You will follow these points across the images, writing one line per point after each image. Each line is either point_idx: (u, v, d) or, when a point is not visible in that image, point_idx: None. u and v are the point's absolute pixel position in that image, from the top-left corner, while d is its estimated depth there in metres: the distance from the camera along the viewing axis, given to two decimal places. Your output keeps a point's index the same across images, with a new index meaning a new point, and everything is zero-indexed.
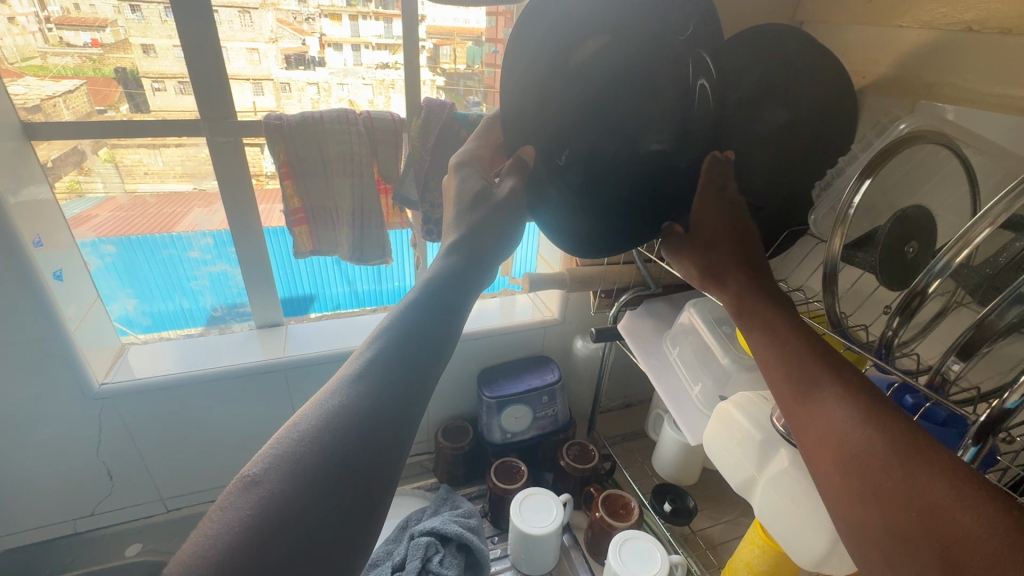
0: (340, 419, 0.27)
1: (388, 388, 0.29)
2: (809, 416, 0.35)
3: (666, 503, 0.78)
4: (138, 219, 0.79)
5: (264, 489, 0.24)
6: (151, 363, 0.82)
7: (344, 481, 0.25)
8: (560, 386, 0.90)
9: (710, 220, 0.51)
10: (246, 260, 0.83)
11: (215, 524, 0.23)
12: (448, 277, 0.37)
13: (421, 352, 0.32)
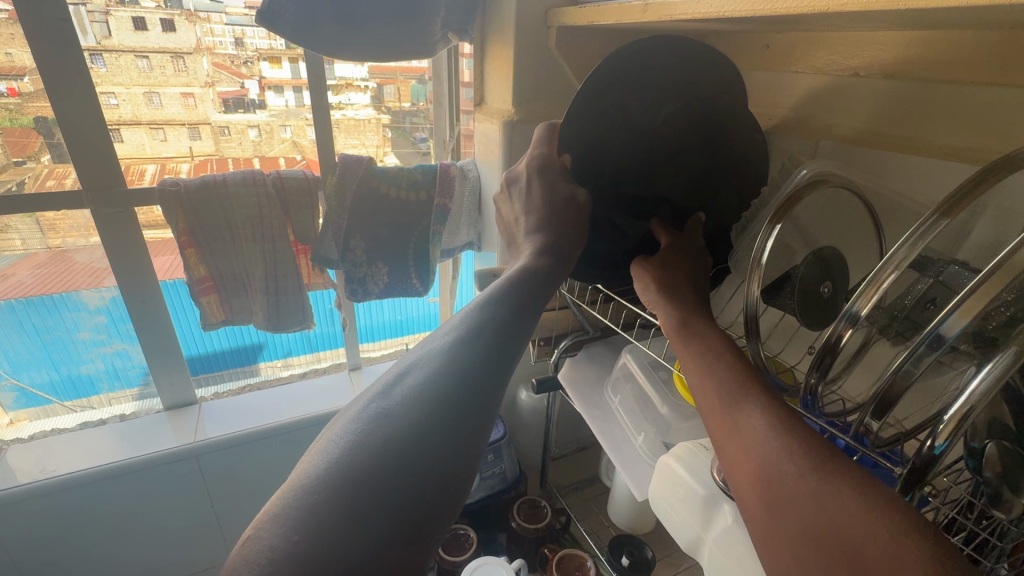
0: (437, 370, 0.34)
1: (490, 348, 0.36)
2: (730, 422, 0.35)
3: (623, 557, 0.75)
4: (57, 278, 0.71)
5: (395, 413, 0.31)
6: (36, 463, 0.73)
7: (455, 417, 0.32)
8: (505, 442, 0.86)
9: (668, 251, 0.53)
10: (148, 335, 0.76)
11: (361, 431, 0.30)
12: (527, 275, 0.44)
13: (505, 330, 0.38)
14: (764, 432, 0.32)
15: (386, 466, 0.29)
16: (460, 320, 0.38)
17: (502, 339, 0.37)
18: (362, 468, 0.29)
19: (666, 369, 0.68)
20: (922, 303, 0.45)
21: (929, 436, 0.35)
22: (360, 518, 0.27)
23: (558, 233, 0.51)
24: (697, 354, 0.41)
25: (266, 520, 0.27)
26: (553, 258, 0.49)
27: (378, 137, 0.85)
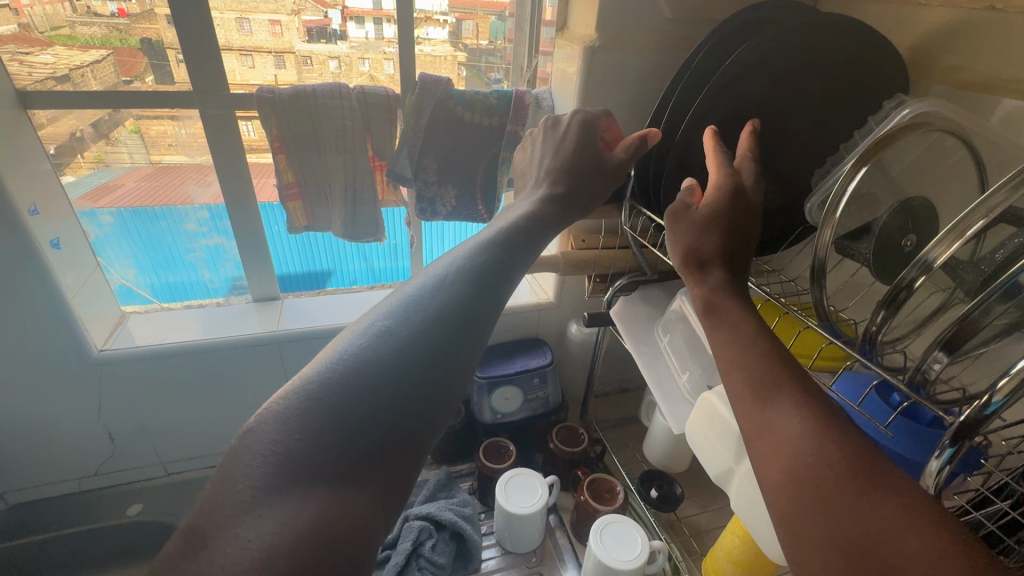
0: (438, 294, 0.38)
1: (479, 288, 0.39)
2: (767, 416, 0.35)
3: (653, 491, 0.80)
4: (161, 191, 0.78)
5: (389, 332, 0.35)
6: (152, 330, 0.78)
7: (443, 342, 0.35)
8: (552, 370, 0.88)
9: (712, 206, 0.46)
10: (245, 242, 0.82)
11: (359, 343, 0.34)
12: (523, 227, 0.46)
13: (505, 266, 0.42)
14: (798, 432, 0.33)
15: (380, 373, 0.33)
16: (456, 256, 0.41)
17: (497, 274, 0.41)
18: (359, 374, 0.32)
19: None
20: (1015, 259, 0.41)
21: (989, 388, 0.34)
22: (358, 423, 0.31)
23: (569, 194, 0.52)
24: (730, 340, 0.41)
25: (269, 418, 0.31)
26: (565, 206, 0.52)
27: (454, 75, 0.84)
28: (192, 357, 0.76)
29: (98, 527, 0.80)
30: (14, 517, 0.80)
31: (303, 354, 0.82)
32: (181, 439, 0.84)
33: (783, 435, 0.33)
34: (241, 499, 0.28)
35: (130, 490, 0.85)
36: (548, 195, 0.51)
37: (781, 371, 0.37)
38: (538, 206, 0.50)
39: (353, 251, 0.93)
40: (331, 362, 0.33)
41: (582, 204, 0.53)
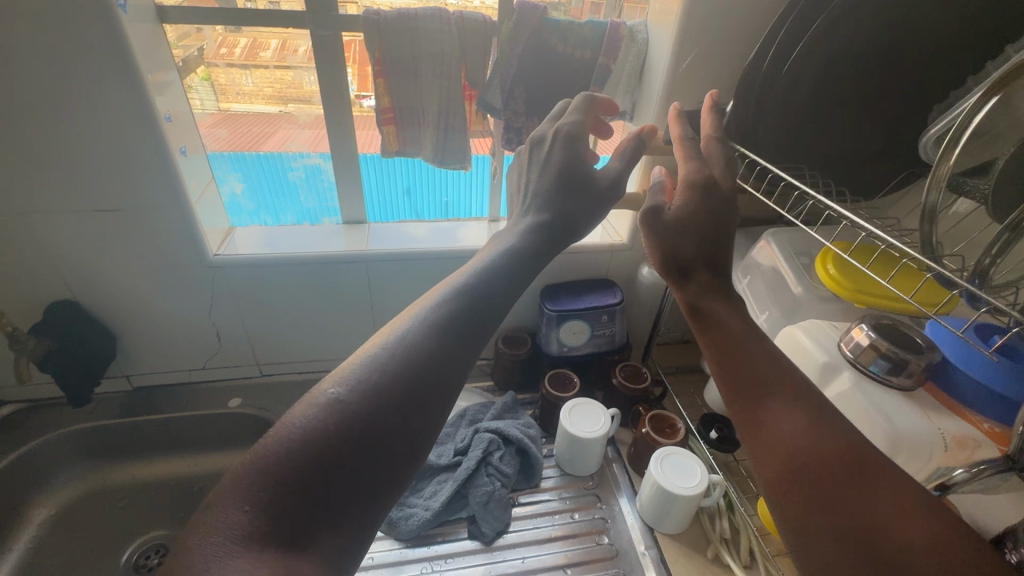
0: (402, 360, 0.37)
1: (451, 339, 0.40)
2: (761, 416, 0.40)
3: (713, 432, 0.82)
4: (242, 138, 0.82)
5: (358, 384, 0.35)
6: (257, 241, 0.85)
7: (411, 396, 0.36)
8: (620, 309, 0.90)
9: (687, 218, 0.47)
10: (342, 176, 0.86)
11: (326, 398, 0.34)
12: (501, 272, 0.46)
13: (470, 327, 0.41)
14: (793, 432, 0.38)
15: (346, 431, 0.33)
16: (430, 305, 0.41)
17: (461, 334, 0.41)
18: (326, 429, 0.33)
19: (809, 257, 0.66)
20: None
21: None
22: (319, 483, 0.31)
23: (554, 220, 0.53)
24: (719, 344, 0.43)
25: (230, 481, 0.31)
26: (548, 237, 0.52)
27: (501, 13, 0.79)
28: (290, 269, 0.83)
29: (207, 413, 0.91)
30: (137, 398, 0.92)
31: (386, 275, 0.88)
32: (276, 344, 0.93)
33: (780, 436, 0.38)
34: (195, 564, 0.28)
35: (231, 386, 0.96)
36: (533, 226, 0.52)
37: (765, 370, 0.42)
38: (520, 240, 0.51)
39: (403, 202, 0.95)
40: (299, 418, 0.33)
41: (566, 234, 0.54)
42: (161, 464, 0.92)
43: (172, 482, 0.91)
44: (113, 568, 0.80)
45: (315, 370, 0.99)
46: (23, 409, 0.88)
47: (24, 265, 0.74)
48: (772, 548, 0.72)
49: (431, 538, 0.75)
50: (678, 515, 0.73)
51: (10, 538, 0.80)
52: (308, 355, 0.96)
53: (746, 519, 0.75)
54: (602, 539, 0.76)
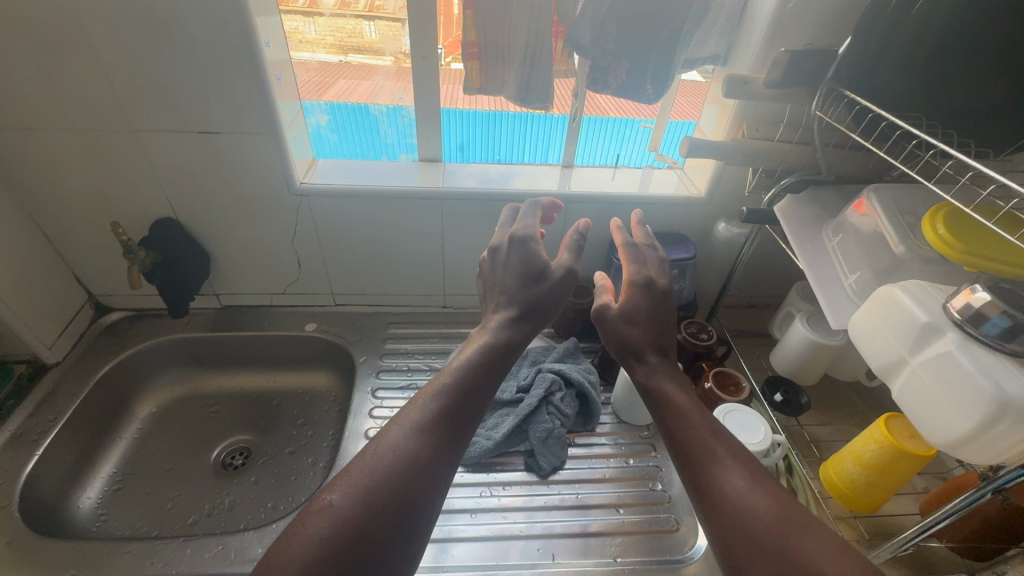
0: (400, 457, 0.45)
1: (456, 412, 0.49)
2: (705, 479, 0.47)
3: (778, 395, 0.81)
4: (331, 75, 0.86)
5: (391, 450, 0.45)
6: (338, 172, 0.88)
7: (429, 460, 0.46)
8: (692, 264, 0.88)
9: (638, 309, 0.58)
10: (423, 112, 0.86)
11: (366, 464, 0.44)
12: (499, 353, 0.55)
13: (454, 426, 0.49)
14: (737, 492, 0.44)
15: (381, 493, 0.42)
16: (445, 380, 0.51)
17: (450, 430, 0.48)
18: (365, 495, 0.42)
19: (915, 215, 0.62)
20: None
21: None
22: (359, 541, 0.40)
23: (535, 307, 0.58)
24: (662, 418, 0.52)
25: (289, 538, 0.40)
26: (528, 322, 0.58)
27: None
28: (369, 201, 0.86)
29: (287, 334, 0.98)
30: (226, 315, 1.00)
31: (459, 213, 0.89)
32: (351, 274, 0.97)
33: (728, 495, 0.44)
34: None
35: (308, 312, 1.02)
36: (511, 319, 0.57)
37: (702, 437, 0.49)
38: (498, 331, 0.56)
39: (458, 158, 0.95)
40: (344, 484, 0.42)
41: (541, 322, 0.59)
42: (245, 377, 1.01)
43: (254, 394, 0.99)
44: (205, 462, 0.89)
45: (385, 303, 1.03)
46: (129, 316, 0.98)
47: (134, 181, 0.80)
48: (831, 512, 0.71)
49: (492, 466, 0.79)
50: None
51: (121, 426, 0.90)
52: (380, 288, 1.01)
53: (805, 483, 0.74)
54: (656, 486, 0.78)
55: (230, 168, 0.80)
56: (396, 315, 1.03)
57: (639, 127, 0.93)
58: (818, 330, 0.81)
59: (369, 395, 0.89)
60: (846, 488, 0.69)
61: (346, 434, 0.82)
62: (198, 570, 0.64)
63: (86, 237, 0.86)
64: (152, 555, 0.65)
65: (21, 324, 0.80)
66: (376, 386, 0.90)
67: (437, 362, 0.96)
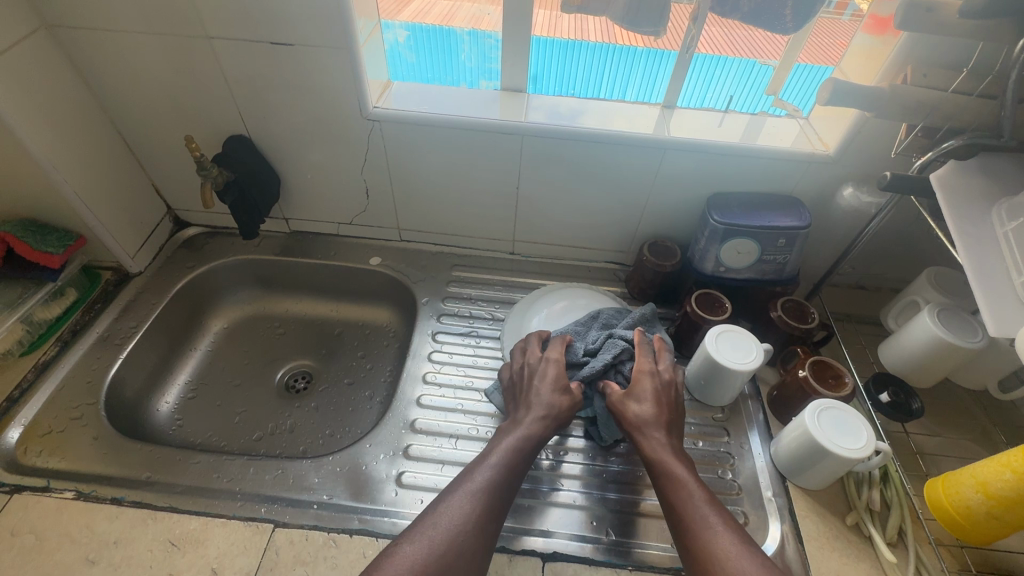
0: (461, 519, 0.53)
1: (508, 479, 0.59)
2: (700, 543, 0.52)
3: (885, 396, 0.72)
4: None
5: (455, 504, 0.55)
6: (414, 98, 0.81)
7: (487, 512, 0.55)
8: (804, 234, 0.75)
9: (643, 393, 0.65)
10: (511, 32, 0.75)
11: (434, 517, 0.53)
12: (541, 430, 0.64)
13: (504, 497, 0.58)
14: (725, 554, 0.50)
15: (448, 537, 0.52)
16: (495, 452, 0.61)
17: (500, 498, 0.57)
18: (436, 539, 0.51)
19: None
20: None
21: None
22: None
23: (559, 405, 0.66)
24: (664, 489, 0.58)
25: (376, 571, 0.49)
26: (559, 416, 0.66)
27: None
28: (444, 131, 0.79)
29: (352, 266, 0.96)
30: (294, 241, 0.99)
31: (540, 152, 0.80)
32: (418, 210, 0.93)
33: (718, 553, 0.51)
34: None
35: (373, 245, 0.99)
36: (542, 412, 0.65)
37: (698, 508, 0.55)
38: (530, 416, 0.65)
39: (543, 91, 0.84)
40: (417, 533, 0.52)
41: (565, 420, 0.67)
42: (310, 304, 1.01)
43: (318, 322, 1.00)
44: (271, 383, 0.92)
45: (451, 243, 0.99)
46: (204, 232, 0.99)
47: (209, 95, 0.77)
48: (932, 534, 0.63)
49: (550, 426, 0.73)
50: (821, 472, 0.66)
51: (195, 338, 0.93)
52: (447, 227, 0.96)
53: (902, 496, 0.66)
54: (725, 474, 0.71)
55: (303, 86, 0.75)
56: (461, 257, 0.99)
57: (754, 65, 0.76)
58: (951, 328, 0.67)
59: (428, 338, 0.86)
60: (956, 514, 0.59)
61: (404, 375, 0.80)
62: (260, 490, 0.66)
63: (164, 149, 0.86)
64: (218, 469, 0.67)
65: (105, 232, 0.82)
66: (436, 330, 0.87)
67: (499, 311, 0.91)
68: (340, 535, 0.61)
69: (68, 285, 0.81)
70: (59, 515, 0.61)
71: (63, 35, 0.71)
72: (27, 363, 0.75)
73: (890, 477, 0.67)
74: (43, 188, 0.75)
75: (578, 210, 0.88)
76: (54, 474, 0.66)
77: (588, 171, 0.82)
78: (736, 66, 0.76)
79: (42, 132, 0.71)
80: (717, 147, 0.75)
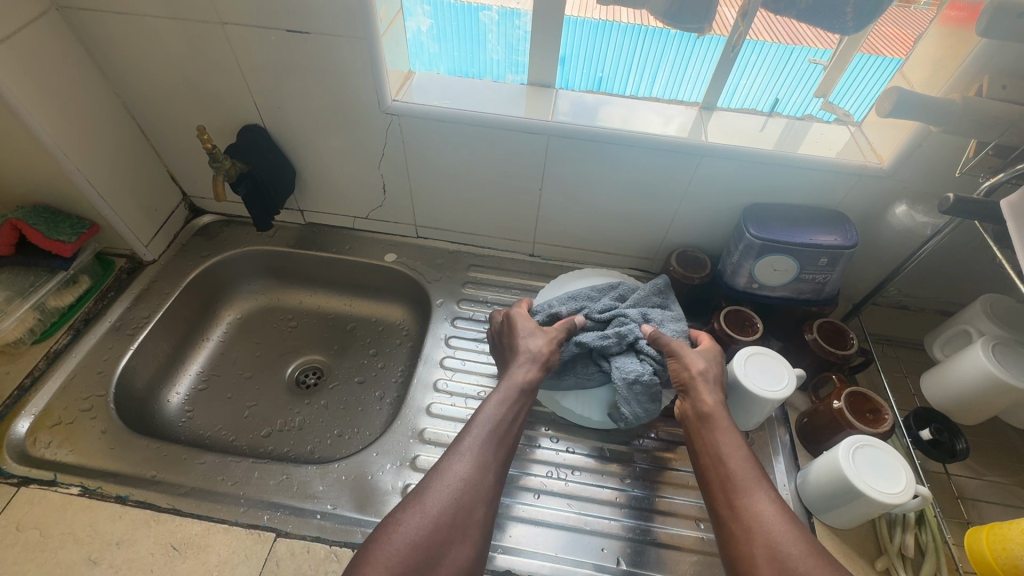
0: (456, 482, 0.55)
1: (497, 433, 0.59)
2: (739, 499, 0.54)
3: (927, 432, 0.67)
4: None
5: (447, 467, 0.56)
6: (435, 91, 0.77)
7: (480, 468, 0.56)
8: (849, 254, 0.70)
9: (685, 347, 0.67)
10: (540, 25, 0.70)
11: (428, 485, 0.55)
12: (531, 381, 0.65)
13: (500, 450, 0.59)
14: (766, 517, 0.51)
15: (444, 500, 0.53)
16: (483, 410, 0.61)
17: (496, 452, 0.58)
18: (432, 503, 0.53)
19: None
20: None
21: None
22: (433, 537, 0.51)
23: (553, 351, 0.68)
24: (710, 445, 0.59)
25: (375, 542, 0.51)
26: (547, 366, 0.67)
27: None
28: (466, 128, 0.74)
29: (366, 262, 0.93)
30: (309, 233, 0.97)
31: (567, 154, 0.75)
32: (436, 207, 0.89)
33: (756, 507, 0.52)
34: None
35: (389, 241, 0.96)
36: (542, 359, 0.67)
37: (742, 465, 0.56)
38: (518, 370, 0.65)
39: (575, 83, 0.78)
40: (412, 503, 0.53)
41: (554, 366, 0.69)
42: (323, 298, 0.99)
43: (331, 316, 0.98)
44: (282, 377, 0.90)
45: (469, 242, 0.95)
46: (219, 221, 0.97)
47: (223, 82, 0.75)
48: None
49: (557, 386, 0.72)
50: (851, 513, 0.61)
51: (207, 329, 0.92)
52: (465, 226, 0.92)
53: (938, 543, 0.61)
54: None
55: (319, 77, 0.72)
56: (479, 257, 0.95)
57: (806, 62, 0.69)
58: (1008, 365, 0.62)
59: (441, 343, 0.83)
60: (1000, 570, 0.55)
61: (415, 381, 0.78)
62: (264, 496, 0.64)
63: (178, 136, 0.84)
64: (223, 471, 0.66)
65: (118, 219, 0.81)
66: (450, 334, 0.84)
67: None
68: (342, 550, 0.59)
69: (81, 272, 0.80)
70: (65, 512, 0.61)
71: (73, 16, 0.69)
72: (39, 351, 0.75)
73: (927, 521, 0.62)
74: (55, 175, 0.73)
75: (603, 213, 0.84)
76: (61, 468, 0.65)
77: (615, 175, 0.77)
78: (775, 54, 0.68)
79: (53, 117, 0.69)
80: (758, 156, 0.69)
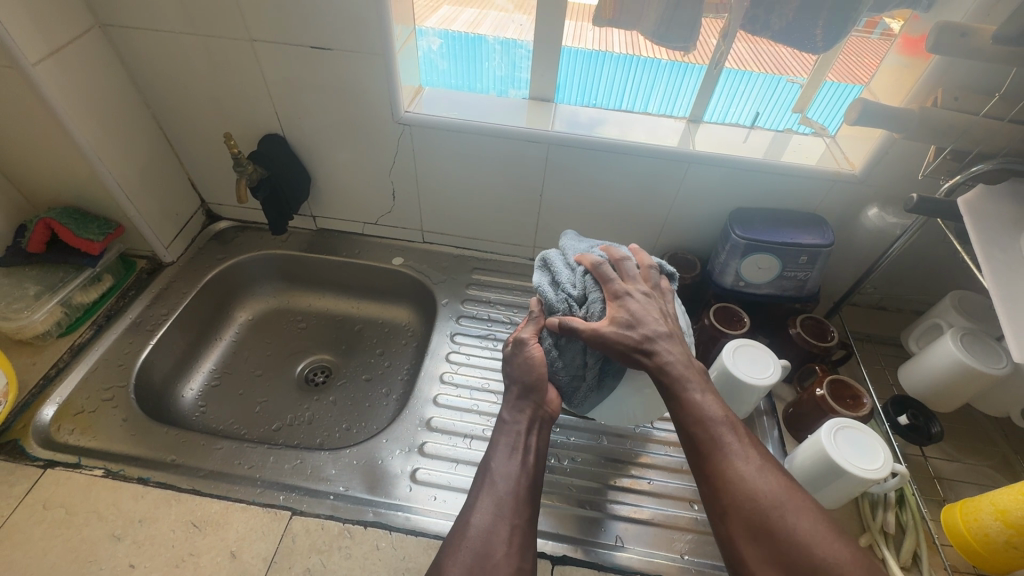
0: (488, 537, 0.50)
1: (522, 480, 0.55)
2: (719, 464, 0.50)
3: (904, 418, 0.71)
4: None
5: (475, 518, 0.52)
6: (445, 104, 0.83)
7: (511, 517, 0.52)
8: (827, 252, 0.75)
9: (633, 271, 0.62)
10: (542, 46, 0.77)
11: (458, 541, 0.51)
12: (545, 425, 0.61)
13: (529, 499, 0.54)
14: (746, 477, 0.48)
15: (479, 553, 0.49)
16: (501, 457, 0.57)
17: (524, 500, 0.54)
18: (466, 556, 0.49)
19: None
20: None
21: None
22: None
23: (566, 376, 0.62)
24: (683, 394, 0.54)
25: None
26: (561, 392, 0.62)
27: None
28: (473, 137, 0.81)
29: (376, 265, 0.98)
30: (320, 238, 1.02)
31: (566, 162, 0.82)
32: (443, 214, 0.95)
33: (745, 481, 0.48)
34: None
35: (398, 245, 1.01)
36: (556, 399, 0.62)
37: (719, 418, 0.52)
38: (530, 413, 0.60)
39: (573, 97, 0.84)
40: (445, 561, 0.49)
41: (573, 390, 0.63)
42: (333, 300, 1.04)
43: (339, 318, 1.03)
44: (292, 374, 0.94)
45: (473, 247, 1.00)
46: (235, 226, 1.02)
47: (248, 95, 0.81)
48: (948, 561, 0.62)
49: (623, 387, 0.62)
50: (835, 492, 0.65)
51: (221, 328, 0.96)
52: (470, 231, 0.98)
53: (917, 521, 0.65)
54: None
55: (339, 91, 0.78)
56: (483, 261, 1.00)
57: (784, 84, 0.76)
58: (975, 352, 0.67)
59: (447, 339, 0.88)
60: (975, 542, 0.59)
61: (422, 374, 0.82)
62: (279, 478, 0.67)
63: (201, 145, 0.89)
64: (240, 456, 0.69)
65: (142, 222, 0.85)
66: (455, 331, 0.89)
67: (518, 316, 0.92)
68: (355, 526, 0.62)
69: (104, 271, 0.85)
70: (89, 491, 0.64)
71: (114, 33, 0.75)
72: (64, 344, 0.79)
73: (907, 501, 0.66)
74: (88, 179, 0.78)
75: (599, 217, 0.89)
76: (84, 452, 0.68)
77: (611, 182, 0.83)
78: (763, 82, 0.76)
79: (90, 124, 0.74)
80: (741, 163, 0.75)
